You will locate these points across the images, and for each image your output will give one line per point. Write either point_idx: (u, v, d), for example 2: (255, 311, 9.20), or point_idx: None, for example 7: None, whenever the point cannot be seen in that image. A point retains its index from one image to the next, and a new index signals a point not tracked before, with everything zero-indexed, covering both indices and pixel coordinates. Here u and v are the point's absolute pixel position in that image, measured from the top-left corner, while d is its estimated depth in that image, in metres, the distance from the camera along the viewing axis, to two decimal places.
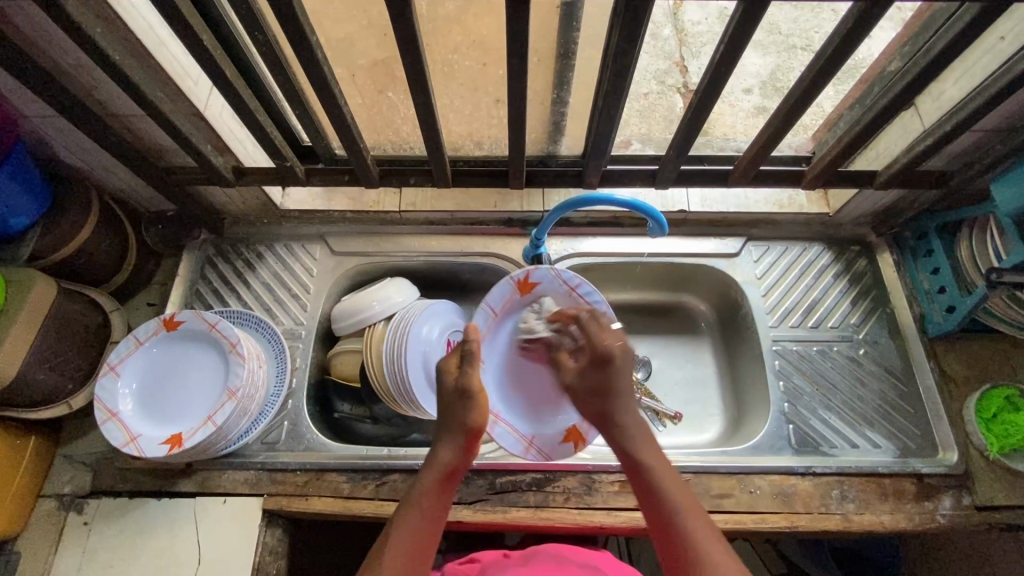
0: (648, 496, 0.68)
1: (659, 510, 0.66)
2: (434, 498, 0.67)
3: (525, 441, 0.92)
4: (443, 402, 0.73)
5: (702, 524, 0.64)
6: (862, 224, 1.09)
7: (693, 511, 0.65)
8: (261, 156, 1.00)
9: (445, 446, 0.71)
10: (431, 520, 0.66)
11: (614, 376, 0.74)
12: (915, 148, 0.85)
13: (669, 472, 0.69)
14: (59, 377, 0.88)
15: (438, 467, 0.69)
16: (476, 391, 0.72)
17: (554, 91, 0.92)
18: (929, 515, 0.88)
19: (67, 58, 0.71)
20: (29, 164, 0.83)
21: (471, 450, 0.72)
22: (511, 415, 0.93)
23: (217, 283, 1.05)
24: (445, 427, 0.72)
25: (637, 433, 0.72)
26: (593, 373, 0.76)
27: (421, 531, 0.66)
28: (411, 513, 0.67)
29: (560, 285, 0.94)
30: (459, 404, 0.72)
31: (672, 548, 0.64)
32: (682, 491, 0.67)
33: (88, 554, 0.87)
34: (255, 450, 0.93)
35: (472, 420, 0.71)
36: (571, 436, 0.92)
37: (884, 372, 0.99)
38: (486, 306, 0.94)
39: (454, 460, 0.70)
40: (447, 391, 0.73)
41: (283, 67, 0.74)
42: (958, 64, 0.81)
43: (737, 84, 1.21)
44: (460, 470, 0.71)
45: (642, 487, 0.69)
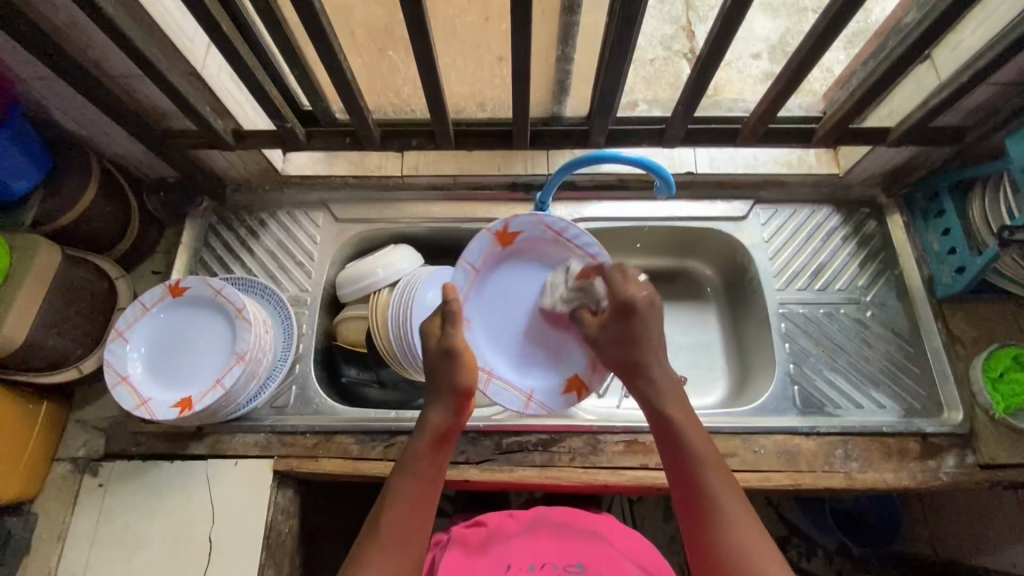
0: (670, 446, 0.66)
1: (682, 464, 0.64)
2: (427, 461, 0.66)
3: (523, 395, 0.88)
4: (431, 365, 0.71)
5: (723, 480, 0.63)
6: (873, 185, 1.07)
7: (714, 461, 0.64)
8: (260, 119, 0.98)
9: (435, 409, 0.69)
10: (427, 483, 0.65)
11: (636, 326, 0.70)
12: (930, 102, 0.83)
13: (694, 422, 0.66)
14: (68, 342, 0.89)
15: (428, 431, 0.68)
16: (462, 351, 0.70)
17: (557, 48, 0.90)
18: (932, 473, 0.89)
19: (59, 14, 0.69)
20: (27, 128, 0.82)
21: (464, 412, 0.70)
22: (506, 369, 0.88)
23: (221, 251, 1.05)
24: (434, 392, 0.71)
25: (667, 385, 0.69)
26: (619, 324, 0.71)
27: (421, 493, 0.65)
28: (405, 479, 0.65)
29: (542, 231, 0.88)
30: (445, 365, 0.70)
31: (693, 497, 0.63)
32: (706, 445, 0.65)
33: (104, 514, 0.90)
34: (265, 413, 0.94)
35: (461, 381, 0.69)
36: (572, 386, 0.88)
37: (891, 334, 0.99)
38: (464, 263, 0.84)
39: (445, 423, 0.68)
40: (432, 354, 0.71)
41: (280, 24, 0.72)
42: (978, 13, 0.78)
43: (745, 49, 1.16)
44: (453, 432, 0.69)
45: (665, 434, 0.67)
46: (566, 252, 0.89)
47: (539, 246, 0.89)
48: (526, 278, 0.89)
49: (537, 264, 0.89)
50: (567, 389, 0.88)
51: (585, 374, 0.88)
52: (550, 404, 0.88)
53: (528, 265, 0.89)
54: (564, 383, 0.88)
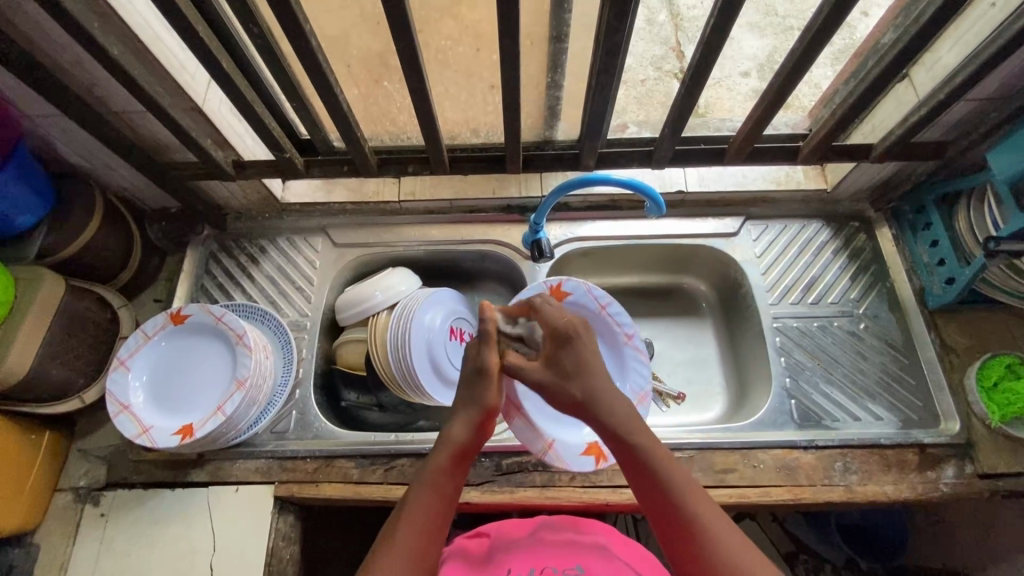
0: (635, 470, 0.62)
1: (654, 489, 0.61)
2: (445, 479, 0.65)
3: (545, 442, 0.88)
4: (462, 381, 0.71)
5: (692, 490, 0.60)
6: (861, 199, 1.09)
7: (687, 484, 0.60)
8: (261, 149, 1.01)
9: (459, 426, 0.68)
10: (442, 498, 0.64)
11: (579, 354, 0.68)
12: (910, 119, 0.85)
13: (656, 444, 0.63)
14: (71, 372, 0.90)
15: (450, 447, 0.67)
16: (494, 370, 0.70)
17: (548, 74, 0.95)
18: (932, 485, 0.89)
19: (65, 55, 0.72)
20: (32, 164, 0.84)
21: (484, 431, 0.69)
22: (536, 415, 0.90)
23: (222, 278, 1.07)
24: (458, 408, 0.70)
25: (624, 410, 0.65)
26: (565, 352, 0.68)
27: (435, 510, 0.63)
28: (421, 492, 0.64)
29: (590, 301, 0.97)
30: (476, 382, 0.70)
31: (669, 523, 0.59)
32: (665, 457, 0.62)
33: (105, 544, 0.89)
34: (265, 439, 0.94)
35: (487, 398, 0.69)
36: (590, 450, 0.90)
37: (885, 346, 1.00)
38: (520, 303, 0.94)
39: (466, 440, 0.67)
40: (466, 369, 0.71)
41: (278, 61, 0.75)
42: (950, 34, 0.81)
43: (734, 68, 1.20)
44: (473, 451, 0.68)
45: (626, 458, 0.63)
46: (608, 327, 0.98)
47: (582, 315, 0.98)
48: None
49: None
50: (586, 451, 0.90)
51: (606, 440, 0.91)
52: (570, 461, 0.89)
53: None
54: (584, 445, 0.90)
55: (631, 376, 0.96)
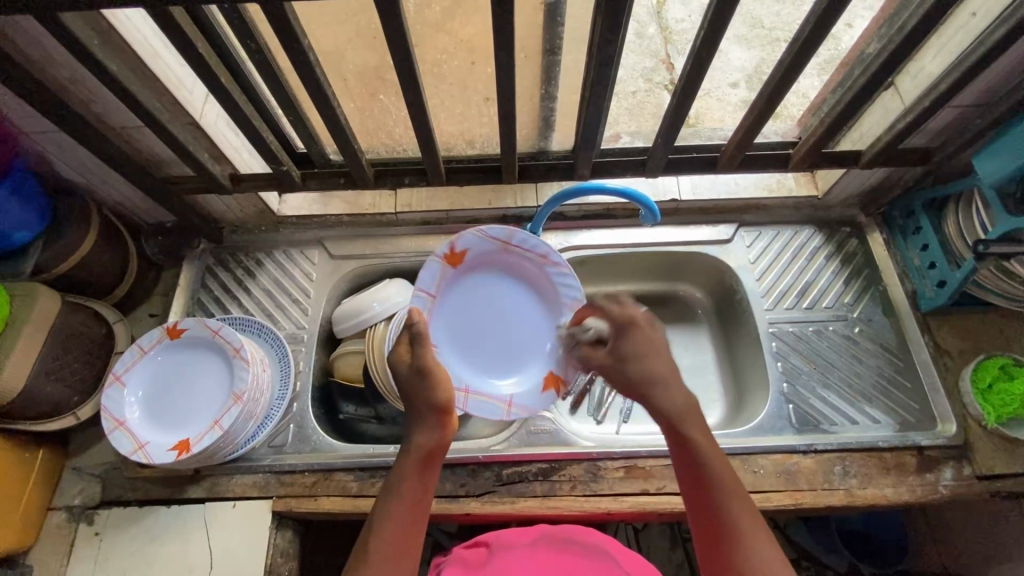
0: (687, 462, 0.65)
1: (700, 484, 0.64)
2: (414, 484, 0.65)
3: (503, 402, 0.89)
4: (409, 386, 0.71)
5: (737, 497, 0.63)
6: (852, 205, 1.11)
7: (731, 486, 0.63)
8: (257, 163, 1.01)
9: (420, 431, 0.68)
10: (412, 503, 0.65)
11: (639, 343, 0.70)
12: (896, 126, 0.87)
13: (713, 446, 0.65)
14: (66, 388, 0.89)
15: (414, 452, 0.67)
16: (434, 368, 0.70)
17: (542, 86, 0.98)
18: (931, 487, 0.90)
19: (64, 72, 0.73)
20: (29, 180, 0.84)
21: (448, 429, 0.69)
22: (483, 382, 0.90)
23: (218, 291, 1.06)
24: (419, 414, 0.70)
25: (680, 402, 0.67)
26: (623, 343, 0.71)
27: (407, 516, 0.64)
28: (390, 500, 0.65)
29: (489, 244, 0.90)
30: (419, 385, 0.70)
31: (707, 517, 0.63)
32: (720, 462, 0.64)
33: (100, 564, 0.88)
34: (262, 453, 0.94)
35: (439, 399, 0.69)
36: (549, 384, 0.90)
37: (879, 349, 1.01)
38: (419, 290, 0.87)
39: (430, 442, 0.68)
40: (407, 376, 0.71)
41: (275, 75, 0.75)
42: (933, 43, 0.83)
43: (723, 78, 1.22)
44: (440, 452, 0.68)
45: (679, 450, 0.66)
46: (518, 259, 0.92)
47: (490, 259, 0.92)
48: (491, 289, 0.92)
49: (496, 278, 0.93)
50: (546, 389, 0.90)
51: (559, 367, 0.90)
52: (533, 404, 0.89)
53: (487, 279, 0.92)
54: (542, 381, 0.90)
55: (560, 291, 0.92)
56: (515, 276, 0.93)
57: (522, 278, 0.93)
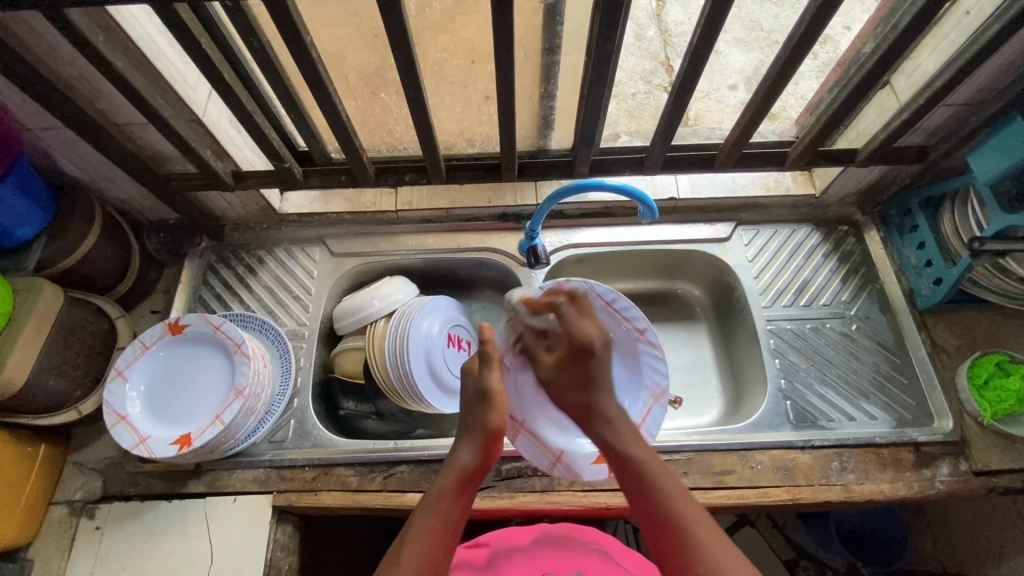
0: (634, 484, 0.70)
1: (647, 500, 0.68)
2: (453, 498, 0.68)
3: (553, 455, 0.90)
4: (466, 407, 0.75)
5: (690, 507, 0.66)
6: (848, 204, 1.12)
7: (678, 496, 0.67)
8: (259, 160, 1.02)
9: (465, 450, 0.72)
10: (448, 520, 0.67)
11: (593, 367, 0.77)
12: (892, 124, 0.87)
13: (658, 464, 0.70)
14: (68, 383, 0.90)
15: (457, 470, 0.70)
16: (496, 395, 0.74)
17: (541, 85, 0.99)
18: (928, 482, 0.90)
19: (67, 69, 0.74)
20: (33, 176, 0.85)
21: (491, 456, 0.73)
22: (545, 427, 0.91)
23: (220, 288, 1.07)
24: (467, 432, 0.73)
25: (620, 427, 0.74)
26: (575, 366, 0.78)
27: (440, 533, 0.66)
28: (428, 513, 0.67)
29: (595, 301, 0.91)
30: (476, 407, 0.74)
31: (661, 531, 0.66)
32: (665, 474, 0.69)
33: (100, 557, 0.89)
34: (263, 448, 0.94)
35: (492, 422, 0.72)
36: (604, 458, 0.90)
37: (877, 346, 1.01)
38: (512, 322, 0.89)
39: (473, 463, 0.71)
40: (469, 397, 0.75)
41: (276, 71, 0.76)
42: (927, 41, 0.84)
43: (722, 81, 1.23)
44: (479, 475, 0.71)
45: (623, 473, 0.71)
46: (617, 323, 0.93)
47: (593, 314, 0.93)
48: None
49: None
50: (598, 460, 0.90)
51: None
52: (582, 469, 0.90)
53: None
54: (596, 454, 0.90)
55: (647, 374, 0.94)
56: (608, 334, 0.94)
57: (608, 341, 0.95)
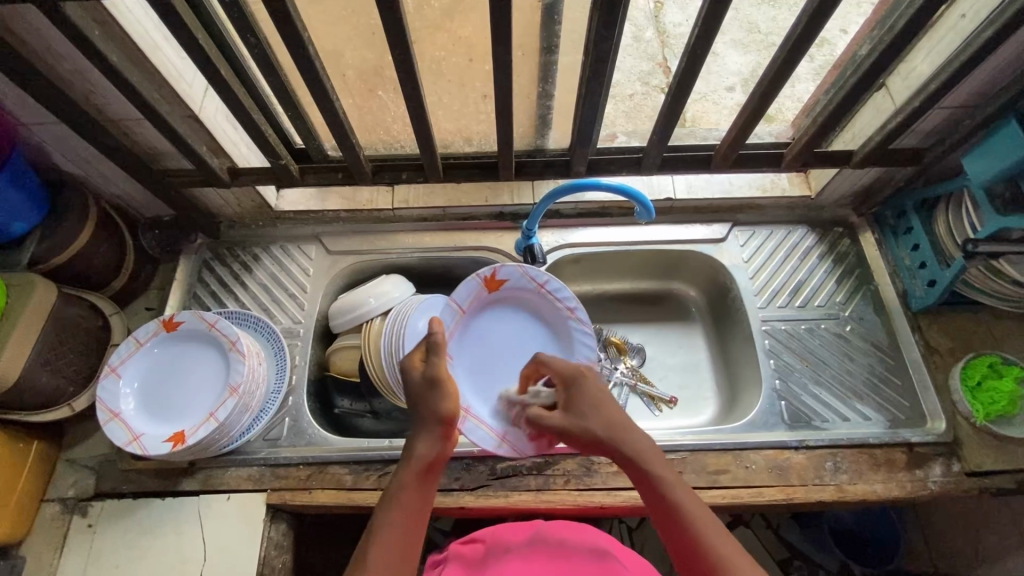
0: (661, 508, 0.63)
1: (675, 526, 0.62)
2: (411, 493, 0.65)
3: (497, 435, 0.87)
4: (414, 395, 0.71)
5: (722, 534, 0.60)
6: (843, 206, 1.12)
7: (708, 525, 0.61)
8: (255, 157, 1.02)
9: (422, 440, 0.68)
10: (412, 515, 0.64)
11: (592, 397, 0.71)
12: (887, 127, 0.88)
13: (683, 486, 0.64)
14: (61, 379, 0.89)
15: (416, 462, 0.67)
16: (446, 379, 0.70)
17: (539, 85, 0.99)
18: (921, 483, 0.90)
19: (63, 63, 0.73)
20: (27, 170, 0.85)
21: (449, 441, 0.69)
22: (485, 409, 0.89)
23: (215, 285, 1.07)
24: (423, 420, 0.70)
25: (642, 446, 0.67)
26: (576, 401, 0.71)
27: (405, 529, 0.63)
28: (391, 511, 0.64)
29: (527, 282, 0.95)
30: (430, 395, 0.69)
31: (692, 560, 0.60)
32: (694, 500, 0.63)
33: (92, 555, 0.88)
34: (257, 446, 0.94)
35: (445, 409, 0.69)
36: (543, 432, 0.87)
37: (871, 347, 1.02)
38: (453, 303, 0.92)
39: (432, 452, 0.67)
40: (416, 383, 0.71)
41: (274, 68, 0.76)
42: (922, 44, 0.85)
43: (719, 82, 1.24)
44: (440, 463, 0.68)
45: (647, 494, 0.65)
46: (550, 304, 0.96)
47: (526, 297, 0.96)
48: (506, 324, 0.96)
49: (520, 312, 0.97)
50: (540, 433, 0.88)
51: None
52: (523, 448, 0.87)
53: (513, 310, 0.97)
54: None
55: (577, 348, 0.96)
56: (540, 317, 0.97)
57: (542, 321, 0.98)
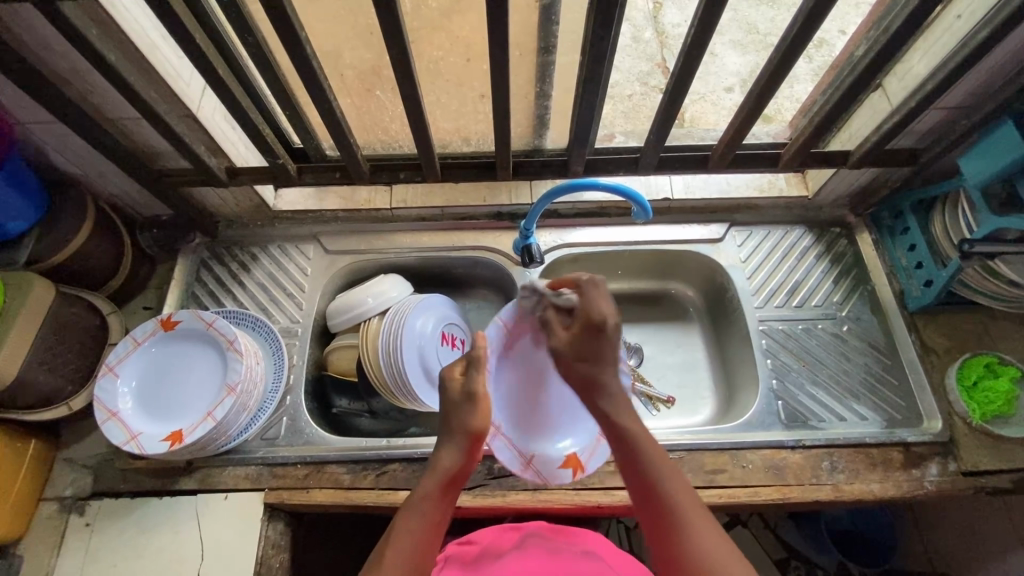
0: (630, 462, 0.67)
1: (641, 479, 0.66)
2: (433, 504, 0.66)
3: (523, 459, 0.85)
4: (448, 409, 0.71)
5: (683, 491, 0.64)
6: (841, 206, 1.13)
7: (673, 482, 0.65)
8: (253, 157, 1.02)
9: (448, 452, 0.69)
10: (431, 526, 0.65)
11: (601, 342, 0.72)
12: (883, 127, 0.88)
13: (654, 444, 0.68)
14: (59, 379, 0.90)
15: (440, 473, 0.68)
16: (481, 396, 0.70)
17: (537, 84, 0.99)
18: (917, 483, 0.91)
19: (61, 62, 0.73)
20: (25, 169, 0.85)
21: (475, 456, 0.70)
22: (513, 430, 0.85)
23: (213, 285, 1.07)
24: (451, 433, 0.70)
25: (621, 402, 0.71)
26: (590, 342, 0.72)
27: (423, 538, 0.64)
28: (410, 518, 0.65)
29: None
30: (461, 408, 0.70)
31: (652, 511, 0.65)
32: (663, 457, 0.67)
33: (90, 554, 0.88)
34: (255, 446, 0.94)
35: (475, 425, 0.69)
36: (571, 462, 0.86)
37: (868, 347, 1.02)
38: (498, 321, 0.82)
39: (457, 464, 0.68)
40: (452, 397, 0.71)
41: (272, 68, 0.76)
42: (919, 45, 0.85)
43: (718, 82, 1.24)
44: (461, 477, 0.69)
45: (620, 447, 0.69)
46: None
47: None
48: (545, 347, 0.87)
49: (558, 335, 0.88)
50: (566, 463, 0.86)
51: (585, 453, 0.87)
52: (547, 474, 0.86)
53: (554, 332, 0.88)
54: (565, 457, 0.86)
55: None
56: None
57: None
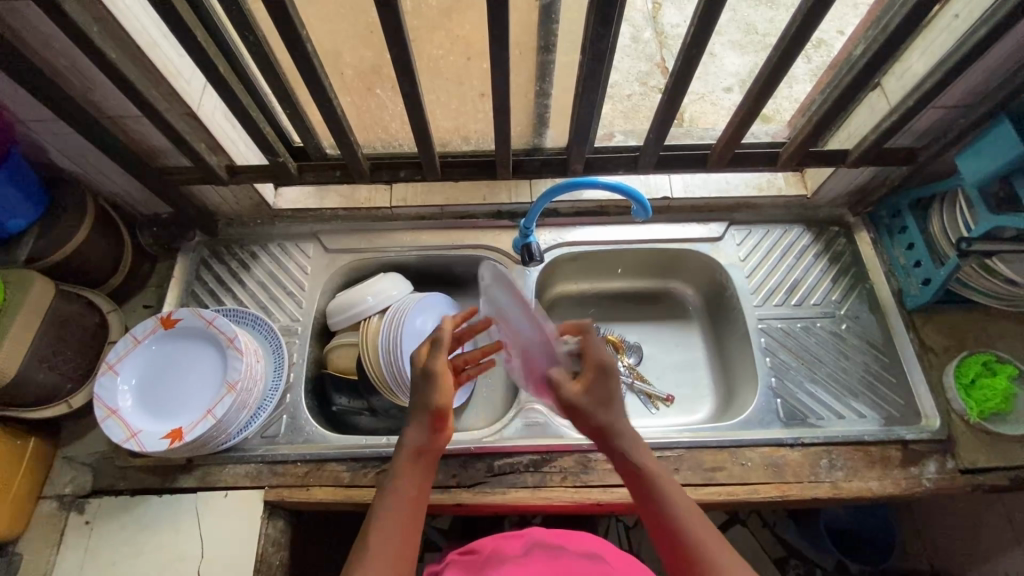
0: (654, 507, 0.66)
1: (666, 525, 0.65)
2: (407, 481, 0.67)
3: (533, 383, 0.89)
4: (407, 389, 0.73)
5: (708, 535, 0.63)
6: (839, 205, 1.13)
7: (698, 529, 0.63)
8: (253, 155, 1.02)
9: (413, 428, 0.70)
10: (409, 501, 0.66)
11: (610, 385, 0.71)
12: (882, 125, 0.89)
13: (676, 491, 0.67)
14: (58, 376, 0.89)
15: (408, 450, 0.69)
16: (442, 372, 0.71)
17: (537, 83, 1.00)
18: (915, 480, 0.91)
19: (62, 59, 0.73)
20: (24, 166, 0.85)
21: (440, 431, 0.72)
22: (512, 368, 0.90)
23: (213, 283, 1.07)
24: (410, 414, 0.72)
25: (636, 448, 0.70)
26: (598, 385, 0.71)
27: (405, 516, 0.65)
28: (387, 499, 0.66)
29: None
30: (422, 388, 0.71)
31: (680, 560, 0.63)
32: (687, 504, 0.66)
33: (90, 551, 0.88)
34: (255, 444, 0.94)
35: (436, 401, 0.71)
36: None
37: (866, 345, 1.02)
38: None
39: (422, 440, 0.70)
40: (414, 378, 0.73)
41: (272, 65, 0.76)
42: (917, 44, 0.85)
43: (717, 83, 1.24)
44: (432, 451, 0.71)
45: (642, 495, 0.68)
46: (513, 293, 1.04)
47: None
48: None
49: None
50: None
51: None
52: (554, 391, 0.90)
53: None
54: None
55: None
56: None
57: None
